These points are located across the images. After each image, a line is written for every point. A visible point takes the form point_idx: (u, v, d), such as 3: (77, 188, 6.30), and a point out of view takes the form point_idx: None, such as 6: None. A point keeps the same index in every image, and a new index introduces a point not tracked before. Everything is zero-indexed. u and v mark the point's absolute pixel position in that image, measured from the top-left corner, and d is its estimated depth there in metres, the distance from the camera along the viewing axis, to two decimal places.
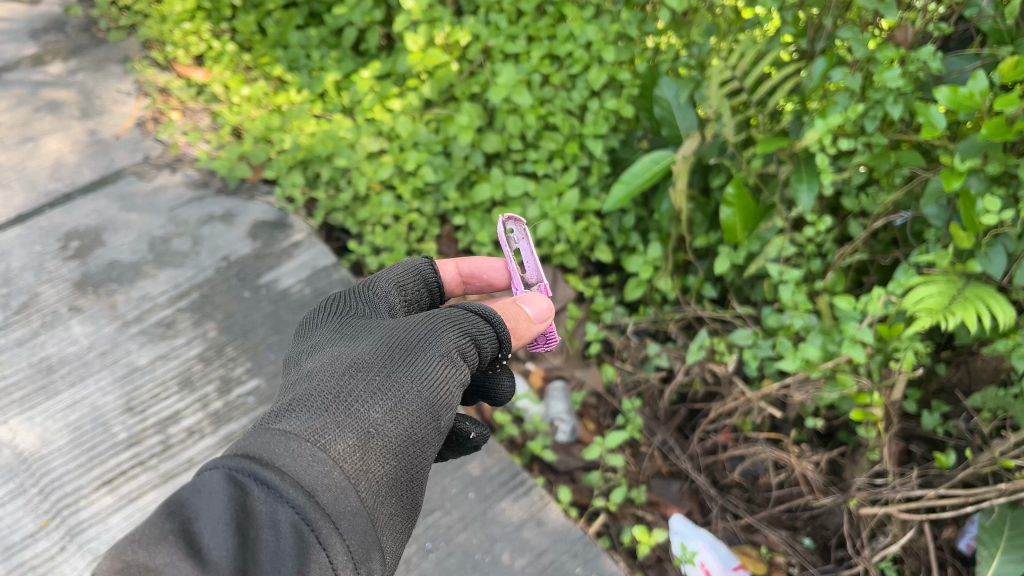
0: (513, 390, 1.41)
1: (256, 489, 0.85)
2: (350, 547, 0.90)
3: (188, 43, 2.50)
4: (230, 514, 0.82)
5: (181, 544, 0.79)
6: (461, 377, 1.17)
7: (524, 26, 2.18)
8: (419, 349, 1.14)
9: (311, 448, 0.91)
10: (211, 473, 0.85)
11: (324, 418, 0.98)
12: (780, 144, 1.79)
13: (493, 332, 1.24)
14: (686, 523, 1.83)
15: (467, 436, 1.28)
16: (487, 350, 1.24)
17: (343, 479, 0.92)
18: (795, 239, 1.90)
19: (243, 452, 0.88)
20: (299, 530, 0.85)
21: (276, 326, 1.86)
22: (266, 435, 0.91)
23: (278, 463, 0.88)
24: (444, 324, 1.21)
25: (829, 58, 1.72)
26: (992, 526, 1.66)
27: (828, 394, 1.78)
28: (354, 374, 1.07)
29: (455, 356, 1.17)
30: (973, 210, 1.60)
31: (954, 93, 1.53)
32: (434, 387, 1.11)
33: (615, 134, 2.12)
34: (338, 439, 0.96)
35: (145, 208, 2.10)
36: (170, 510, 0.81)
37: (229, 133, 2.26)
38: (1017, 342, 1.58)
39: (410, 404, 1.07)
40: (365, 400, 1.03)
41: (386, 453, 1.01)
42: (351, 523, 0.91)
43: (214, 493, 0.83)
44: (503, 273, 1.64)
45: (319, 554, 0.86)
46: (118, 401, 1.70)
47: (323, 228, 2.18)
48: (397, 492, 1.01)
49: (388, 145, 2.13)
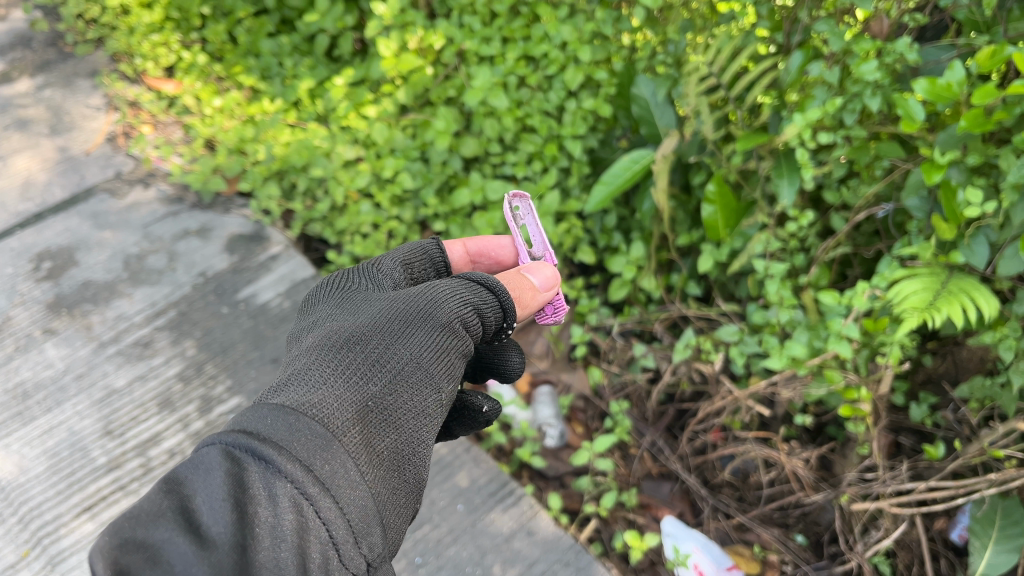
0: (523, 368, 1.35)
1: (250, 465, 0.80)
2: (350, 523, 0.84)
3: (157, 54, 2.53)
4: (227, 490, 0.76)
5: (180, 519, 0.72)
6: (461, 350, 1.11)
7: (497, 28, 2.19)
8: (419, 319, 1.09)
9: (308, 421, 0.86)
10: (205, 452, 0.79)
11: (322, 390, 0.92)
12: (760, 140, 1.75)
13: (497, 301, 1.18)
14: (678, 524, 1.76)
15: (479, 410, 1.22)
16: (490, 322, 1.18)
17: (344, 451, 0.87)
18: (779, 235, 1.87)
19: (237, 429, 0.83)
20: (297, 505, 0.80)
21: (256, 342, 1.90)
22: (260, 410, 0.86)
23: (275, 438, 0.83)
24: (445, 294, 1.15)
25: (806, 52, 1.65)
26: (984, 517, 1.63)
27: (815, 390, 1.75)
28: (355, 346, 1.02)
29: (457, 326, 1.12)
30: (954, 202, 1.50)
31: (931, 84, 1.40)
32: (433, 359, 1.06)
33: (595, 134, 2.16)
34: (336, 412, 0.90)
35: (118, 225, 2.14)
36: (167, 488, 0.74)
37: (202, 145, 2.27)
38: (1004, 334, 1.53)
39: (410, 378, 1.02)
40: (365, 373, 0.98)
41: (388, 427, 0.96)
42: (353, 497, 0.85)
43: (210, 470, 0.77)
44: (510, 250, 1.59)
45: (318, 530, 0.81)
46: (96, 425, 1.72)
47: (301, 239, 2.24)
48: (401, 466, 0.96)
49: (364, 152, 2.16)
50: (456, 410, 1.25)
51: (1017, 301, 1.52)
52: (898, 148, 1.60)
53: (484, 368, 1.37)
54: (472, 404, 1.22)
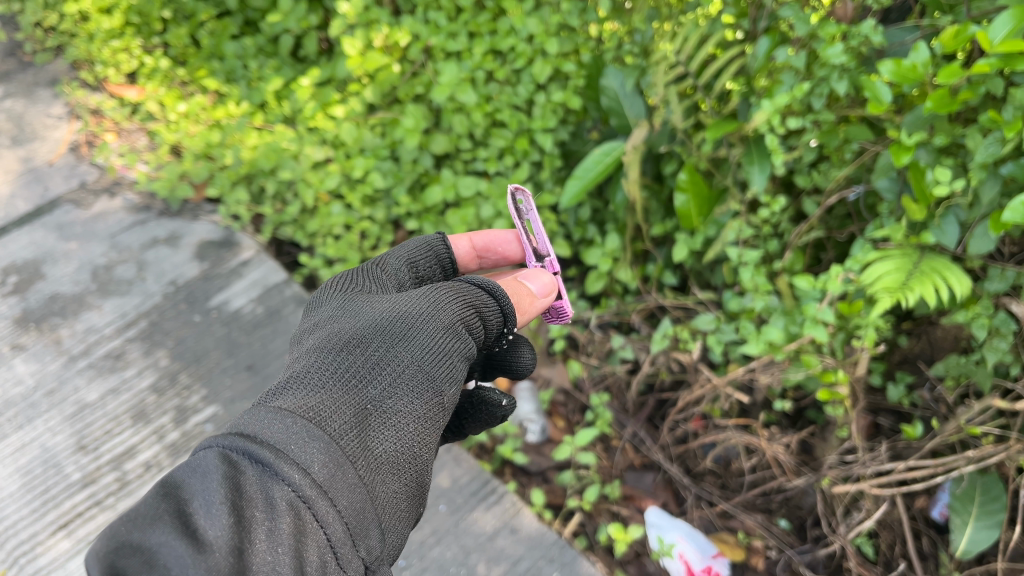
0: (534, 363, 1.34)
1: (247, 468, 0.79)
2: (350, 524, 0.82)
3: (118, 60, 2.49)
4: (224, 493, 0.74)
5: (176, 522, 0.71)
6: (466, 350, 1.09)
7: (463, 23, 2.17)
8: (419, 319, 1.08)
9: (306, 424, 0.85)
10: (202, 456, 0.79)
11: (322, 394, 0.91)
12: (729, 128, 1.76)
13: (498, 306, 1.17)
14: (662, 515, 1.77)
15: (498, 405, 1.24)
16: (492, 326, 1.17)
17: (344, 453, 0.85)
18: (751, 222, 1.87)
19: (235, 433, 0.82)
20: (295, 509, 0.78)
21: (230, 349, 1.88)
22: (259, 415, 0.85)
23: (272, 440, 0.81)
24: (445, 296, 1.14)
25: (772, 37, 1.65)
26: (963, 494, 1.64)
27: (793, 374, 1.75)
28: (356, 350, 1.00)
29: (459, 327, 1.10)
30: (922, 182, 1.51)
31: (896, 66, 1.40)
32: (435, 360, 1.04)
33: (566, 127, 2.15)
34: (335, 414, 0.89)
35: (85, 236, 2.11)
36: (165, 493, 0.73)
37: (168, 152, 2.24)
38: (976, 313, 1.54)
39: (412, 379, 1.00)
40: (365, 377, 0.97)
41: (389, 429, 0.94)
42: (353, 499, 0.83)
43: (208, 473, 0.76)
44: (516, 245, 1.59)
45: (317, 534, 0.79)
46: (69, 440, 1.70)
47: (273, 243, 2.22)
48: (405, 469, 0.94)
49: (333, 153, 2.14)
50: (471, 407, 1.27)
51: (989, 278, 1.53)
52: (866, 131, 1.60)
53: (493, 368, 1.37)
54: (490, 399, 1.24)
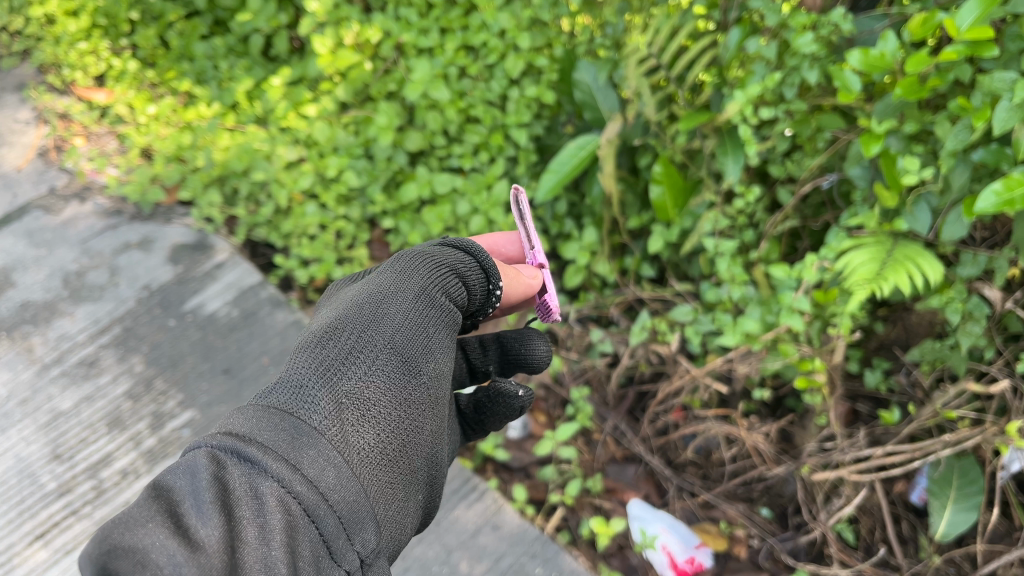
0: (549, 355, 1.30)
1: (234, 467, 0.75)
2: (343, 518, 0.80)
3: (85, 63, 2.47)
4: (214, 493, 0.73)
5: (168, 524, 0.70)
6: (442, 321, 1.08)
7: (435, 19, 2.16)
8: (395, 293, 1.05)
9: (290, 419, 0.81)
10: (190, 458, 0.75)
11: (306, 381, 0.87)
12: (703, 119, 1.77)
13: (477, 262, 1.20)
14: (644, 507, 1.77)
15: (514, 396, 1.20)
16: (476, 288, 1.18)
17: (331, 445, 0.82)
18: (726, 212, 1.87)
19: (222, 432, 0.78)
20: (286, 506, 0.75)
21: (206, 353, 1.87)
22: (246, 409, 0.81)
23: (260, 438, 0.77)
24: (421, 266, 1.11)
25: (743, 28, 1.65)
26: (941, 478, 1.65)
27: (771, 363, 1.76)
28: (341, 331, 0.96)
29: (434, 296, 1.08)
30: (893, 169, 1.51)
31: (864, 55, 1.41)
32: (415, 337, 1.01)
33: (540, 121, 2.15)
34: (321, 402, 0.85)
35: (56, 242, 2.09)
36: (156, 496, 0.72)
37: (138, 155, 2.21)
38: (950, 298, 1.55)
39: (395, 360, 0.97)
40: (353, 360, 0.93)
41: (375, 414, 0.91)
42: (344, 493, 0.81)
43: (196, 473, 0.74)
44: (519, 245, 1.54)
45: (309, 530, 0.76)
46: (44, 449, 1.68)
47: (247, 245, 2.20)
48: (394, 456, 0.91)
49: (307, 152, 2.12)
50: (489, 401, 1.23)
51: (961, 264, 1.54)
52: (838, 120, 1.61)
53: (511, 365, 1.32)
54: (506, 392, 1.19)
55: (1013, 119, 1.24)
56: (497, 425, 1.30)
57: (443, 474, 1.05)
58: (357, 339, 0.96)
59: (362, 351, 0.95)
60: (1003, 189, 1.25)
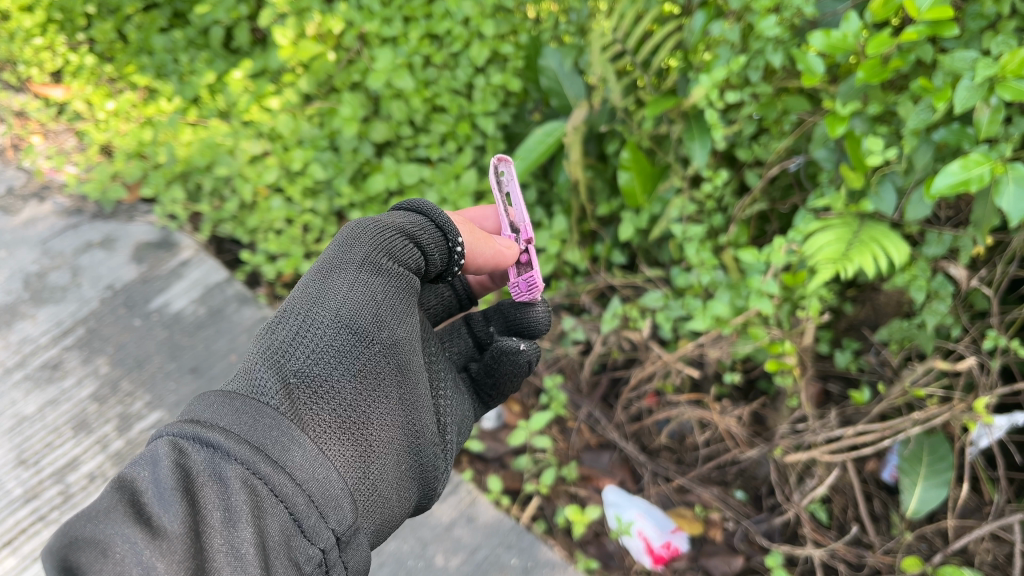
0: (549, 320, 1.30)
1: (196, 454, 0.76)
2: (313, 496, 0.80)
3: (41, 59, 2.41)
4: (177, 479, 0.72)
5: (131, 513, 0.69)
6: (395, 286, 1.03)
7: (398, 8, 2.10)
8: (340, 263, 1.01)
9: (246, 401, 0.81)
10: (152, 447, 0.75)
11: (256, 365, 0.87)
12: (668, 105, 1.76)
13: (432, 221, 1.10)
14: (619, 493, 1.78)
15: (517, 351, 1.21)
16: (433, 252, 1.09)
17: (291, 424, 0.83)
18: (694, 197, 1.87)
19: (183, 420, 0.78)
20: (251, 486, 0.75)
21: (173, 352, 1.84)
22: (207, 399, 0.81)
23: (222, 424, 0.78)
24: (366, 230, 1.04)
25: (707, 12, 1.63)
26: (911, 455, 1.67)
27: (741, 347, 1.77)
28: (293, 311, 0.95)
29: (381, 259, 1.02)
30: (858, 151, 1.52)
31: (826, 37, 1.40)
32: (369, 305, 0.98)
33: (507, 109, 2.14)
34: (276, 386, 0.85)
35: (16, 244, 2.06)
36: (117, 485, 0.71)
37: (97, 152, 2.18)
38: (914, 276, 1.56)
39: (349, 332, 0.95)
40: (311, 338, 0.92)
41: (329, 392, 0.91)
42: (311, 471, 0.81)
43: (158, 461, 0.73)
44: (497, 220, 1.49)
45: (277, 509, 0.77)
46: (10, 455, 1.66)
47: (213, 241, 2.17)
48: (355, 431, 0.92)
49: (271, 146, 2.09)
50: (495, 362, 1.24)
51: (927, 243, 1.55)
52: (804, 102, 1.61)
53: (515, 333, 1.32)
54: (510, 349, 1.21)
55: (975, 97, 1.24)
56: (511, 392, 1.30)
57: (430, 441, 1.04)
58: (307, 317, 0.94)
59: (313, 328, 0.93)
60: (961, 169, 1.25)
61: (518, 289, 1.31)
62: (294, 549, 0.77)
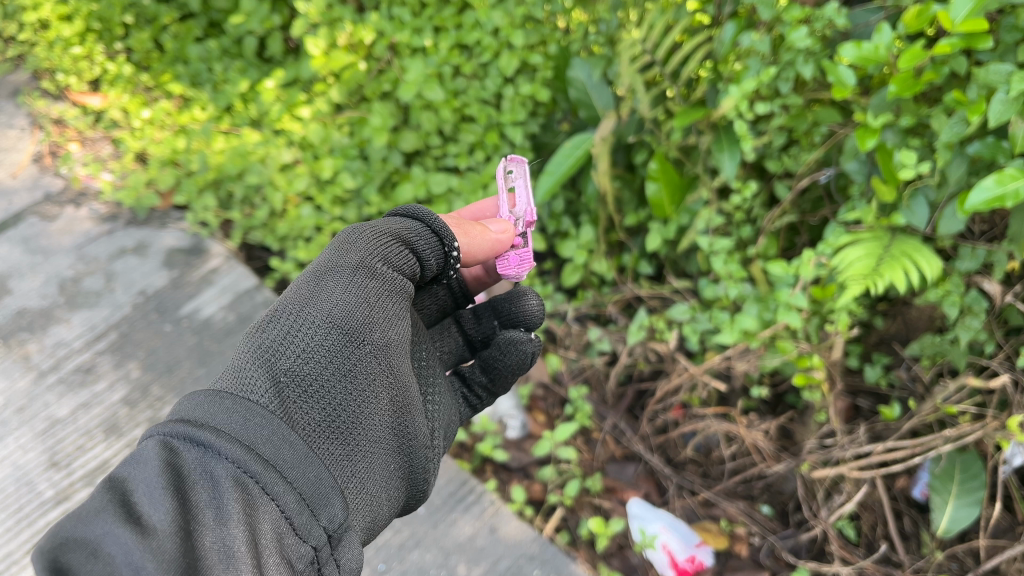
0: (541, 311, 1.28)
1: (188, 452, 0.77)
2: (302, 493, 0.82)
3: (79, 68, 2.48)
4: (167, 478, 0.73)
5: (122, 512, 0.70)
6: (388, 290, 1.04)
7: (428, 18, 2.15)
8: (336, 266, 1.02)
9: (235, 399, 0.82)
10: (143, 446, 0.76)
11: (247, 363, 0.88)
12: (697, 116, 1.74)
13: (428, 228, 1.13)
14: (644, 506, 1.77)
15: (521, 342, 1.23)
16: (428, 256, 1.13)
17: (281, 423, 0.84)
18: (723, 209, 1.85)
19: (175, 419, 0.79)
20: (241, 483, 0.77)
21: (202, 358, 1.87)
22: (197, 396, 0.82)
23: (214, 422, 0.79)
24: (362, 236, 1.06)
25: (738, 23, 1.62)
26: (942, 473, 1.63)
27: (770, 360, 1.76)
28: (283, 310, 0.95)
29: (376, 264, 1.04)
30: (890, 163, 1.49)
31: (858, 49, 1.38)
32: (361, 306, 0.99)
33: (535, 119, 2.13)
34: (265, 385, 0.86)
35: (52, 249, 2.10)
36: (109, 484, 0.71)
37: (132, 159, 2.25)
38: (947, 291, 1.54)
39: (340, 331, 0.96)
40: (303, 340, 0.93)
41: (319, 391, 0.92)
42: (300, 470, 0.83)
43: (148, 461, 0.74)
44: None
45: (267, 506, 0.78)
46: (41, 457, 1.69)
47: (243, 248, 2.20)
48: (344, 430, 0.93)
49: (301, 154, 2.14)
50: (499, 352, 1.24)
51: (959, 258, 1.53)
52: (835, 114, 1.59)
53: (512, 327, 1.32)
54: (516, 340, 1.23)
55: (1010, 111, 1.22)
56: (504, 389, 1.32)
57: (423, 443, 1.05)
58: (298, 315, 0.95)
59: (303, 327, 0.94)
60: (995, 185, 1.24)
61: (505, 262, 1.34)
62: (285, 547, 0.79)
